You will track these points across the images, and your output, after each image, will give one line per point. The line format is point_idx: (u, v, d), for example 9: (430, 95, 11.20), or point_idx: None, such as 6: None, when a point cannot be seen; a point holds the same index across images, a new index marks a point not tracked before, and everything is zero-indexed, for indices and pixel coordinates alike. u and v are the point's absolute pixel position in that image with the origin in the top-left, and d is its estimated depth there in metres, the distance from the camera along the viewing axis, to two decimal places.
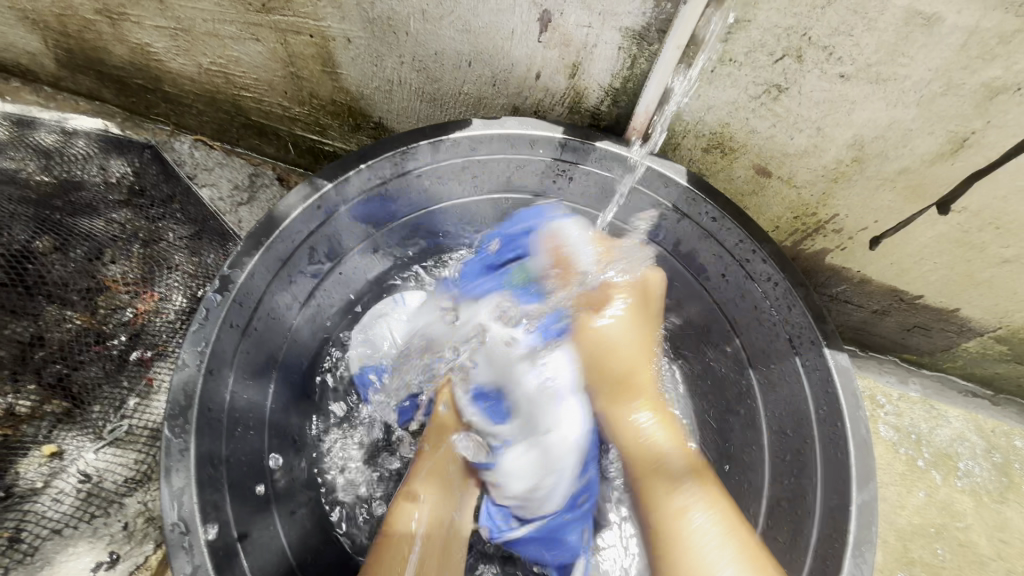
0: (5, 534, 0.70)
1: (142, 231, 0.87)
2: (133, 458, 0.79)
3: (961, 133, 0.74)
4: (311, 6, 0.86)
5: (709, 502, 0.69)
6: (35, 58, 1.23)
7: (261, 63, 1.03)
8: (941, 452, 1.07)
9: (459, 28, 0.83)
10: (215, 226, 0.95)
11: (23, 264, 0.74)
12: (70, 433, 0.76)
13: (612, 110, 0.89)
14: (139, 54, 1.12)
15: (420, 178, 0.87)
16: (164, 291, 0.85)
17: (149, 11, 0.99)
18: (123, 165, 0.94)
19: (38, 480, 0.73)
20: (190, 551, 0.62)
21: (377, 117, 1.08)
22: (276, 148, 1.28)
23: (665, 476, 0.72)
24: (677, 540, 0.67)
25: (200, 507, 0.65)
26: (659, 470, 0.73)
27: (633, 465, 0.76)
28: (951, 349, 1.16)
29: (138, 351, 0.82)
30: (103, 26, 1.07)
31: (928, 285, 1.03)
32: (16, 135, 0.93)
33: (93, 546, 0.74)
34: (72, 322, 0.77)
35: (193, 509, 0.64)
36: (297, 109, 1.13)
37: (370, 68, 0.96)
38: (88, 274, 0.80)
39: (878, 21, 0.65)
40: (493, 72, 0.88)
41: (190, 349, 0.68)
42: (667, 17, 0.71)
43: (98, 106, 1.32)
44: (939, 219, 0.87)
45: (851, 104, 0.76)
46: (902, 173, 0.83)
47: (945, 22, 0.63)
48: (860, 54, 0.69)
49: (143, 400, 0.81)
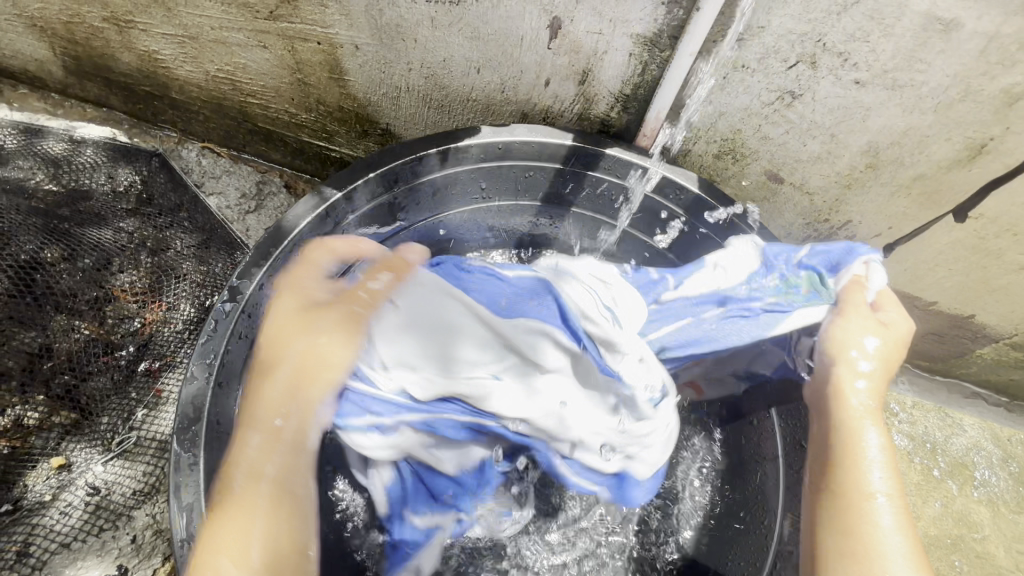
0: (13, 548, 0.70)
1: (150, 240, 0.86)
2: (142, 470, 0.79)
3: (979, 138, 0.73)
4: (319, 13, 0.86)
5: (892, 488, 0.63)
6: (43, 66, 1.24)
7: (267, 70, 1.03)
8: (957, 461, 1.05)
9: (467, 35, 0.82)
10: (224, 235, 0.95)
11: (31, 275, 0.74)
12: (79, 444, 0.77)
13: (622, 116, 0.88)
14: (147, 62, 1.12)
15: (429, 186, 0.86)
16: (172, 300, 0.84)
17: (156, 18, 0.99)
18: (131, 173, 0.94)
19: (47, 493, 0.74)
20: None
21: (384, 124, 1.08)
22: (283, 154, 1.28)
23: (850, 466, 0.65)
24: (854, 545, 0.60)
25: None
26: (838, 455, 0.66)
27: (832, 459, 0.66)
28: (965, 355, 1.14)
29: (146, 362, 0.82)
30: (111, 33, 1.07)
31: (942, 292, 1.01)
32: (25, 144, 0.93)
33: (102, 560, 0.73)
34: (80, 332, 0.77)
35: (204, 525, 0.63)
36: (304, 115, 1.13)
37: (378, 75, 0.95)
38: (96, 283, 0.80)
39: (896, 27, 0.64)
40: (502, 78, 0.88)
41: (197, 362, 0.68)
42: (679, 23, 0.70)
43: (106, 114, 1.32)
44: (956, 226, 0.86)
45: (866, 110, 0.75)
46: (918, 179, 0.82)
47: (964, 27, 0.62)
48: (877, 59, 0.68)
49: (152, 411, 0.81)
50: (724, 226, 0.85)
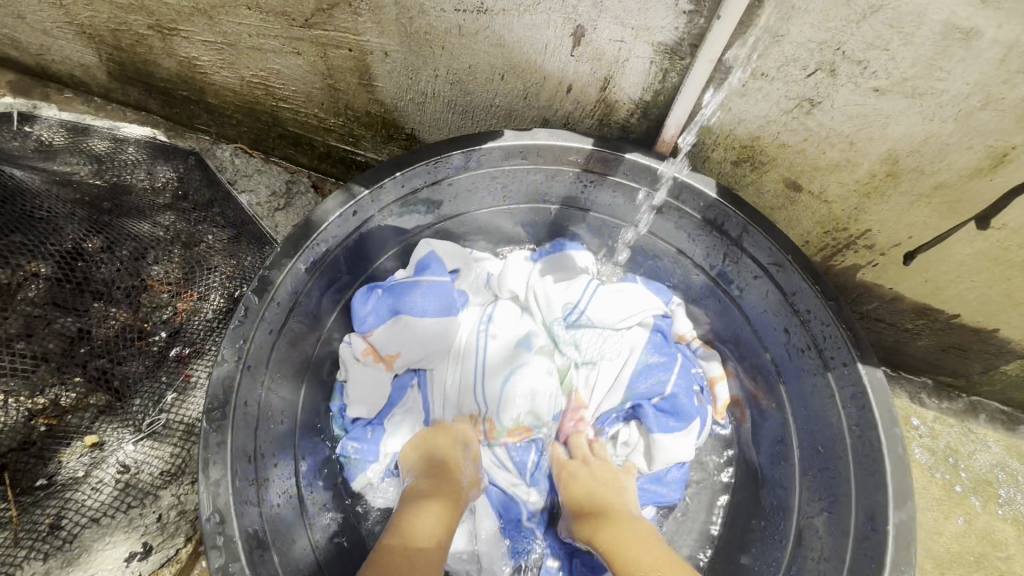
0: (48, 521, 0.77)
1: (183, 235, 0.90)
2: (169, 452, 0.85)
3: (1001, 147, 0.73)
4: (352, 21, 0.90)
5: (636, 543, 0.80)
6: (89, 71, 1.31)
7: (299, 76, 1.08)
8: (981, 477, 1.05)
9: (493, 43, 0.85)
10: (253, 230, 0.99)
11: (72, 263, 0.79)
12: (112, 426, 0.82)
13: (642, 122, 0.91)
14: (186, 68, 1.18)
15: (452, 186, 0.89)
16: (203, 290, 0.88)
17: (198, 27, 1.04)
18: (168, 171, 0.98)
19: (80, 470, 0.80)
20: (224, 546, 0.64)
21: (409, 128, 1.12)
22: (310, 159, 1.32)
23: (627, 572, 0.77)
24: None
25: (235, 501, 0.67)
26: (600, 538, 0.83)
27: None
28: (991, 372, 1.12)
29: (176, 348, 0.86)
30: (154, 41, 1.13)
31: (965, 304, 1.00)
32: (71, 141, 0.97)
33: (129, 535, 0.81)
34: (116, 320, 0.81)
35: (229, 501, 0.66)
36: (332, 120, 1.17)
37: (405, 82, 0.99)
38: (133, 273, 0.83)
39: (915, 36, 0.65)
40: (526, 86, 0.91)
41: (229, 345, 0.71)
42: (700, 31, 0.72)
43: (144, 117, 1.39)
44: (978, 236, 0.86)
45: (884, 117, 0.76)
46: (938, 189, 0.82)
47: (984, 36, 0.62)
48: (896, 67, 0.69)
49: (181, 395, 0.86)
50: (740, 232, 0.86)
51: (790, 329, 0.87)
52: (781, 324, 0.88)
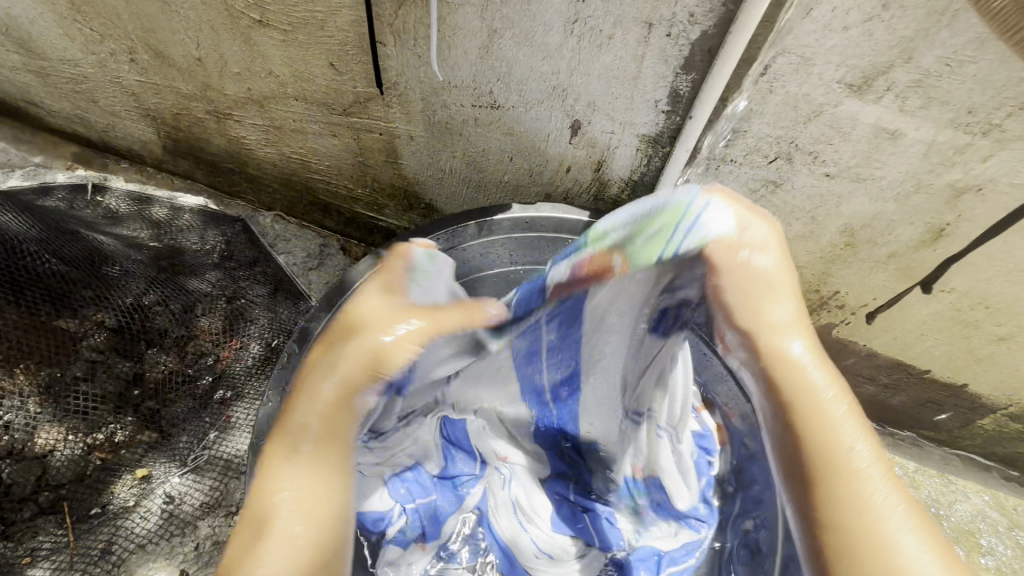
0: (101, 545, 0.87)
1: (229, 290, 1.04)
2: (208, 485, 0.96)
3: (937, 223, 0.85)
4: (384, 112, 1.06)
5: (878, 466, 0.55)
6: (147, 145, 1.49)
7: (334, 153, 1.24)
8: (963, 528, 1.13)
9: (504, 131, 1.00)
10: (290, 286, 1.14)
11: (133, 315, 0.91)
12: (160, 459, 0.93)
13: (632, 197, 1.05)
14: (234, 145, 1.35)
15: (467, 252, 1.02)
16: (244, 339, 1.03)
17: (251, 112, 1.22)
18: (218, 236, 1.12)
19: (130, 499, 0.91)
20: None
21: (428, 199, 1.26)
22: (336, 223, 1.47)
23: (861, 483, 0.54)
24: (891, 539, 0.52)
25: None
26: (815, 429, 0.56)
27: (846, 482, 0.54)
28: (969, 427, 1.20)
29: (220, 392, 0.99)
30: (210, 123, 1.31)
31: (934, 360, 1.10)
32: (137, 209, 1.12)
33: (169, 562, 0.92)
34: (165, 365, 0.94)
35: None
36: (360, 191, 1.33)
37: (427, 160, 1.15)
38: (183, 324, 0.97)
39: (852, 134, 0.79)
40: (531, 166, 1.05)
41: (273, 388, 0.82)
42: (677, 126, 0.87)
43: (190, 185, 1.56)
44: (931, 299, 0.97)
45: (838, 197, 0.89)
46: (891, 257, 0.94)
47: (907, 135, 0.77)
48: (840, 158, 0.83)
49: (222, 433, 0.98)
50: None
51: None
52: None
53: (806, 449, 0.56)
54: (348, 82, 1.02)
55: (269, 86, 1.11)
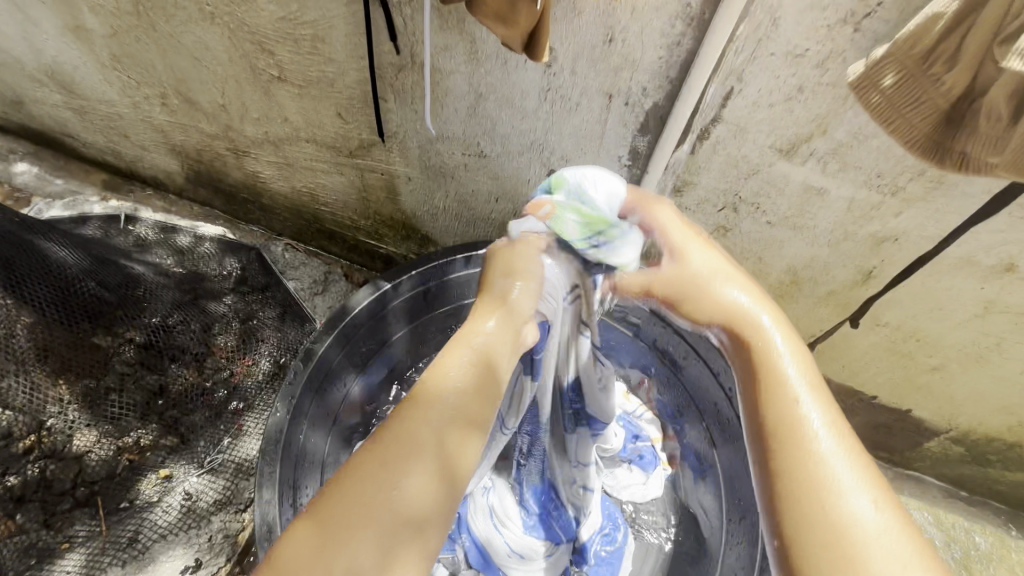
0: (128, 535, 0.99)
1: (243, 312, 1.18)
2: (221, 485, 1.08)
3: (866, 266, 0.97)
4: (386, 156, 1.20)
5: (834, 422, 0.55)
6: (171, 175, 1.63)
7: (341, 189, 1.37)
8: None
9: (490, 176, 1.14)
10: (297, 309, 1.27)
11: (159, 333, 1.04)
12: (180, 461, 1.04)
13: None
14: (250, 178, 1.49)
15: (455, 282, 1.15)
16: (255, 356, 1.16)
17: (267, 151, 1.36)
18: (235, 263, 1.25)
19: (154, 495, 1.02)
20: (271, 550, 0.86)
21: (424, 231, 1.40)
22: (341, 249, 1.61)
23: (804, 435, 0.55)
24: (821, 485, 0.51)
25: (280, 518, 0.88)
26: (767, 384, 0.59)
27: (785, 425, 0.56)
28: (917, 448, 1.31)
29: (233, 402, 1.12)
30: (229, 158, 1.45)
31: (879, 386, 1.21)
32: (164, 237, 1.26)
33: (185, 551, 1.04)
34: (185, 377, 1.06)
35: (275, 517, 0.88)
36: (362, 222, 1.46)
37: (423, 198, 1.28)
38: (203, 342, 1.10)
39: (786, 190, 0.92)
40: (514, 206, 1.19)
41: (281, 400, 0.94)
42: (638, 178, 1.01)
43: (207, 211, 1.70)
44: (869, 331, 1.09)
45: (781, 242, 1.01)
46: (831, 294, 1.07)
47: (831, 193, 0.89)
48: (778, 208, 0.96)
49: (234, 439, 1.10)
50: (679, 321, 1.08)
51: (721, 403, 1.07)
52: (714, 398, 1.08)
53: (770, 402, 0.57)
54: (353, 130, 1.16)
55: (285, 131, 1.26)
